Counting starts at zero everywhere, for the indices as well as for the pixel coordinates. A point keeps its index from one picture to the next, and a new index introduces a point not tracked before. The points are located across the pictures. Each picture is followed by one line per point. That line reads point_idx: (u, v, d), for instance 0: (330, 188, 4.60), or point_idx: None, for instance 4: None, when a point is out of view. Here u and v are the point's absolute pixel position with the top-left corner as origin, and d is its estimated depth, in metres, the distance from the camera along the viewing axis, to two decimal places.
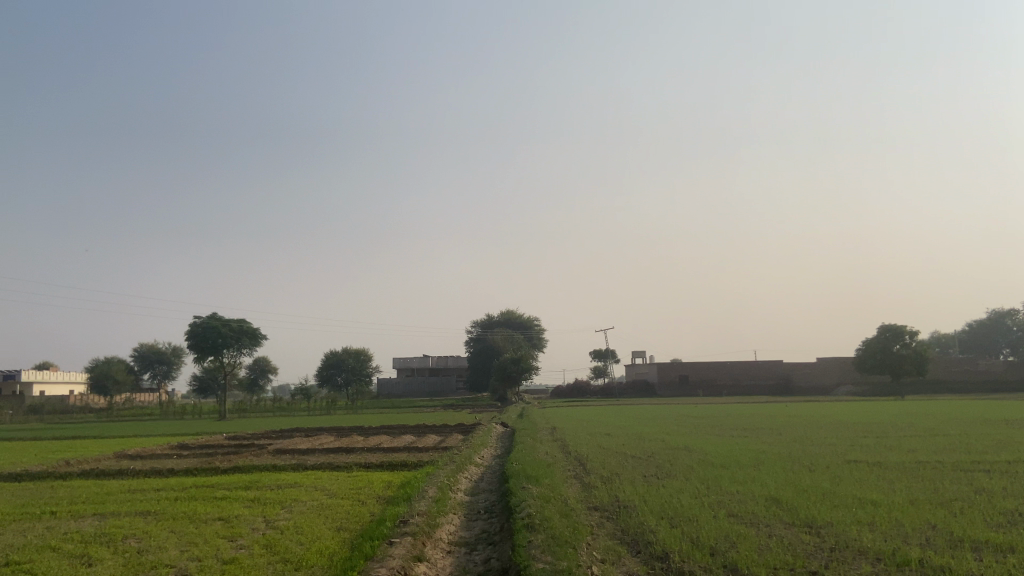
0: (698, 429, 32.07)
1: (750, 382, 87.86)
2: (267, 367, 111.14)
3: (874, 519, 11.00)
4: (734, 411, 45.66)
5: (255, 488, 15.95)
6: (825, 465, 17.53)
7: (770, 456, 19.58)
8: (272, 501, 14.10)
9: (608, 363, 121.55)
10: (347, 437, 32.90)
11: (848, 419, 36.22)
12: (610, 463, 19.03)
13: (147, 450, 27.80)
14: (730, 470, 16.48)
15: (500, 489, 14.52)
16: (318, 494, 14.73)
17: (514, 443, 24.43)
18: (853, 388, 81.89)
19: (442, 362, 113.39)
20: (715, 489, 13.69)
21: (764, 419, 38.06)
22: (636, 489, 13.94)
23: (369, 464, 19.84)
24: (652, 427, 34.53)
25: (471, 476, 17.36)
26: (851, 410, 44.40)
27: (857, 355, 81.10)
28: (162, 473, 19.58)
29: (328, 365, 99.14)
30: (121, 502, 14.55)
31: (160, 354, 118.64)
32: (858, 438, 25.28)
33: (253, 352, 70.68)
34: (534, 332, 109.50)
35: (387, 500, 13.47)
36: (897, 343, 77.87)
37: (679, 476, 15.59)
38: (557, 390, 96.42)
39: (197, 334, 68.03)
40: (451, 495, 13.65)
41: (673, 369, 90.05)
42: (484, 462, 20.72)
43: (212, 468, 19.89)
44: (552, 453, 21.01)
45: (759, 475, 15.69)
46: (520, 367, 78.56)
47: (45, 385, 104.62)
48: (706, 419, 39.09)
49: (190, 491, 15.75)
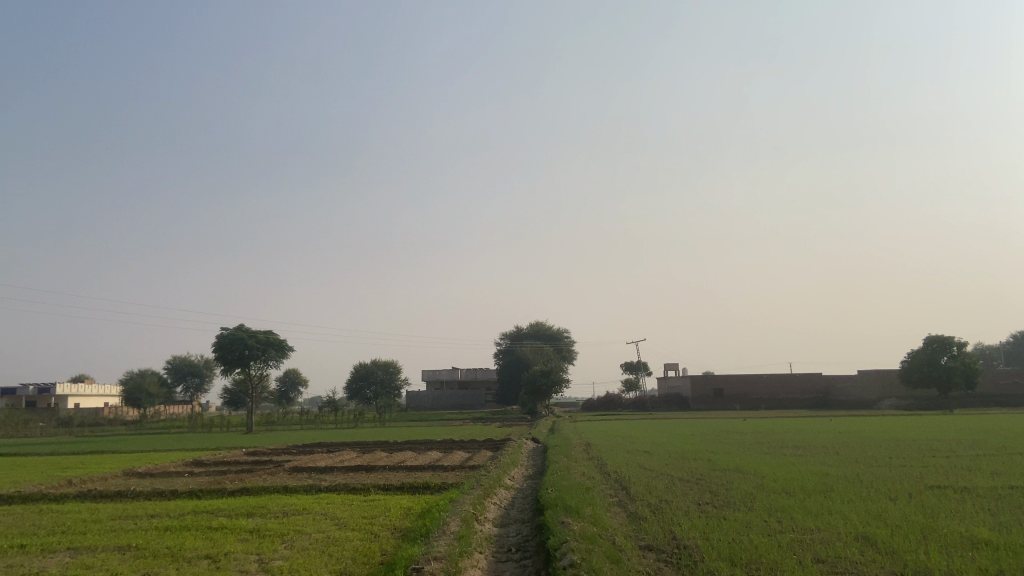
0: (745, 446, 29.97)
1: (789, 395, 84.81)
2: (297, 379, 110.38)
3: (997, 565, 9.04)
4: (776, 427, 43.13)
5: (257, 515, 14.19)
6: (906, 493, 15.34)
7: (836, 479, 17.45)
8: (272, 533, 12.31)
9: (640, 375, 118.82)
10: (370, 453, 31.32)
11: (902, 435, 33.75)
12: (656, 487, 16.97)
13: (159, 466, 26.32)
14: (797, 498, 14.44)
15: (534, 521, 12.57)
16: (326, 524, 12.94)
17: (546, 463, 22.48)
18: (897, 402, 78.56)
19: (471, 375, 111.74)
20: (789, 524, 11.68)
21: (813, 434, 35.66)
22: (694, 523, 11.94)
23: (388, 485, 17.99)
24: (693, 443, 32.40)
25: (499, 502, 15.46)
26: (903, 425, 41.72)
27: (901, 368, 77.88)
28: (164, 496, 17.93)
29: (356, 378, 97.99)
30: (103, 534, 12.88)
31: (193, 367, 118.61)
32: (928, 458, 22.81)
33: (280, 364, 69.53)
34: (563, 344, 107.30)
35: (403, 533, 11.68)
36: (945, 355, 74.63)
37: (741, 506, 13.59)
38: (588, 403, 94.08)
39: (224, 345, 66.96)
40: (476, 528, 11.74)
41: (707, 383, 87.34)
42: (515, 484, 18.80)
43: (218, 489, 18.22)
44: (589, 475, 19.13)
45: (838, 506, 13.56)
46: (550, 380, 76.48)
47: (79, 398, 104.64)
48: (750, 435, 36.84)
49: (183, 519, 14.03)
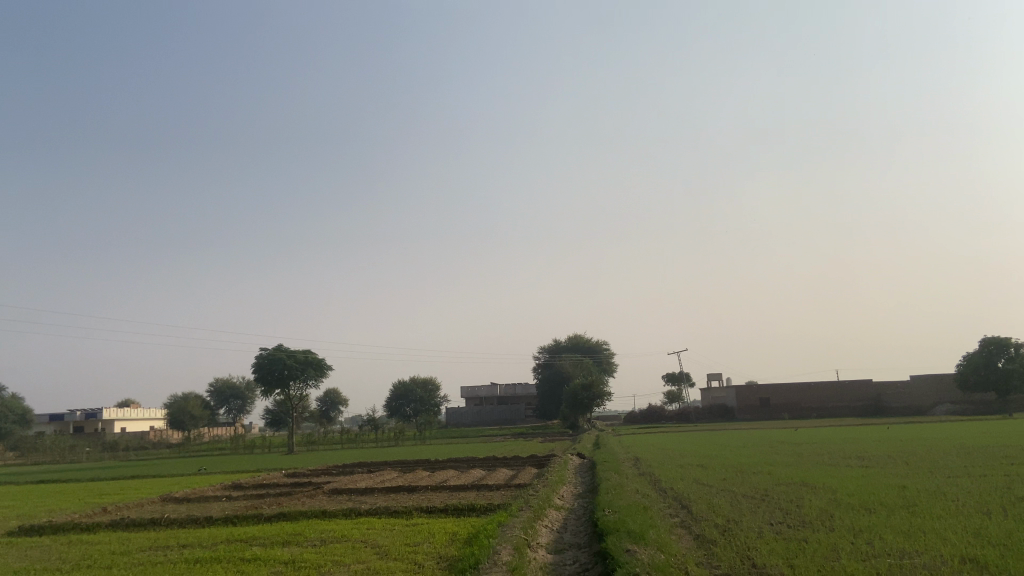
0: (803, 457, 28.40)
1: (838, 404, 82.18)
2: (337, 399, 110.25)
3: None
4: (832, 436, 41.21)
5: (293, 543, 13.29)
6: (1001, 505, 13.80)
7: (916, 493, 16.00)
8: (308, 564, 11.32)
9: (683, 387, 116.46)
10: (412, 472, 30.34)
11: (969, 441, 31.75)
12: (720, 505, 15.64)
13: (197, 491, 25.63)
14: (880, 516, 13.04)
15: (592, 547, 11.48)
16: (367, 553, 11.92)
17: (596, 480, 21.34)
18: (953, 407, 75.56)
19: (511, 391, 110.59)
20: (882, 546, 10.37)
21: (874, 444, 33.80)
22: (772, 547, 10.73)
23: (432, 508, 16.91)
24: (747, 456, 30.80)
25: (552, 524, 14.33)
26: (965, 431, 39.65)
27: (957, 372, 74.90)
28: (198, 523, 17.09)
29: (396, 396, 97.39)
30: (129, 569, 12.02)
31: (235, 389, 119.22)
32: (1010, 466, 20.98)
33: (320, 383, 69.17)
34: (603, 357, 105.72)
35: (450, 563, 10.62)
36: (1002, 358, 71.56)
37: (820, 526, 12.30)
38: (631, 416, 92.21)
39: (264, 366, 66.72)
40: (529, 556, 10.66)
41: (753, 393, 84.99)
42: (566, 504, 17.64)
43: (254, 515, 17.30)
44: (644, 492, 17.91)
45: (930, 523, 12.12)
46: (592, 393, 74.97)
47: (125, 422, 105.57)
48: (805, 445, 35.17)
49: (215, 550, 13.14)
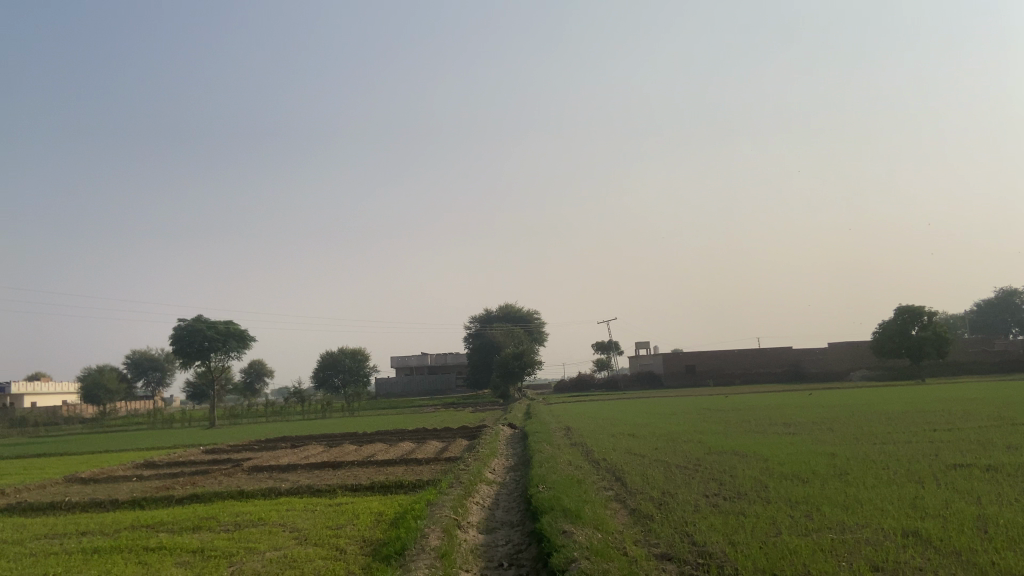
0: (732, 424, 28.65)
1: (760, 369, 84.40)
2: (262, 370, 107.56)
3: None
4: (757, 403, 41.95)
5: (205, 529, 12.33)
6: (933, 474, 13.82)
7: (848, 461, 16.03)
8: (220, 552, 10.41)
9: (612, 355, 117.91)
10: (338, 446, 29.35)
11: (888, 408, 32.69)
12: (654, 476, 15.37)
13: (106, 470, 24.10)
14: (814, 486, 12.92)
15: (527, 526, 10.93)
16: (285, 539, 11.09)
17: (529, 453, 20.86)
18: (868, 373, 78.44)
19: (441, 360, 110.01)
20: (821, 519, 10.11)
21: (800, 410, 34.49)
22: (709, 522, 10.36)
23: (357, 485, 16.11)
24: (676, 423, 30.93)
25: (483, 501, 13.77)
26: (885, 396, 40.95)
27: (872, 339, 77.65)
28: (103, 507, 15.90)
29: (324, 366, 95.58)
30: (17, 561, 10.88)
31: (154, 361, 115.06)
32: (934, 433, 21.35)
33: (242, 355, 66.95)
34: (534, 326, 106.10)
35: (374, 549, 9.89)
36: (915, 326, 74.33)
37: (756, 498, 12.04)
38: (561, 384, 92.81)
39: (182, 338, 64.15)
40: (460, 539, 10.03)
41: (679, 360, 86.64)
42: (497, 478, 17.10)
43: (165, 497, 16.20)
44: (578, 464, 17.48)
45: (866, 494, 11.99)
46: (523, 362, 74.86)
47: (36, 397, 100.67)
48: (734, 412, 35.66)
49: (117, 537, 12.05)
